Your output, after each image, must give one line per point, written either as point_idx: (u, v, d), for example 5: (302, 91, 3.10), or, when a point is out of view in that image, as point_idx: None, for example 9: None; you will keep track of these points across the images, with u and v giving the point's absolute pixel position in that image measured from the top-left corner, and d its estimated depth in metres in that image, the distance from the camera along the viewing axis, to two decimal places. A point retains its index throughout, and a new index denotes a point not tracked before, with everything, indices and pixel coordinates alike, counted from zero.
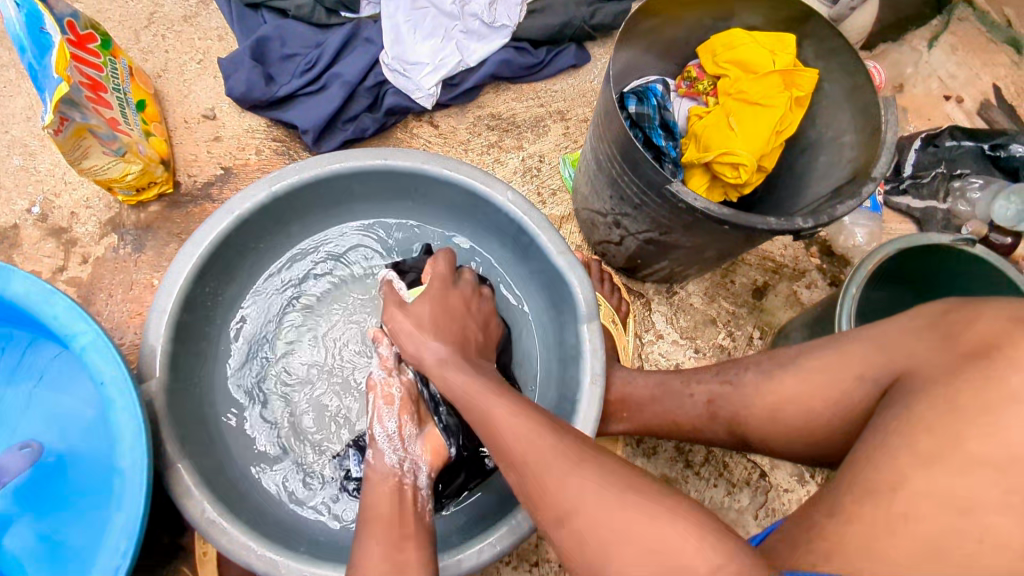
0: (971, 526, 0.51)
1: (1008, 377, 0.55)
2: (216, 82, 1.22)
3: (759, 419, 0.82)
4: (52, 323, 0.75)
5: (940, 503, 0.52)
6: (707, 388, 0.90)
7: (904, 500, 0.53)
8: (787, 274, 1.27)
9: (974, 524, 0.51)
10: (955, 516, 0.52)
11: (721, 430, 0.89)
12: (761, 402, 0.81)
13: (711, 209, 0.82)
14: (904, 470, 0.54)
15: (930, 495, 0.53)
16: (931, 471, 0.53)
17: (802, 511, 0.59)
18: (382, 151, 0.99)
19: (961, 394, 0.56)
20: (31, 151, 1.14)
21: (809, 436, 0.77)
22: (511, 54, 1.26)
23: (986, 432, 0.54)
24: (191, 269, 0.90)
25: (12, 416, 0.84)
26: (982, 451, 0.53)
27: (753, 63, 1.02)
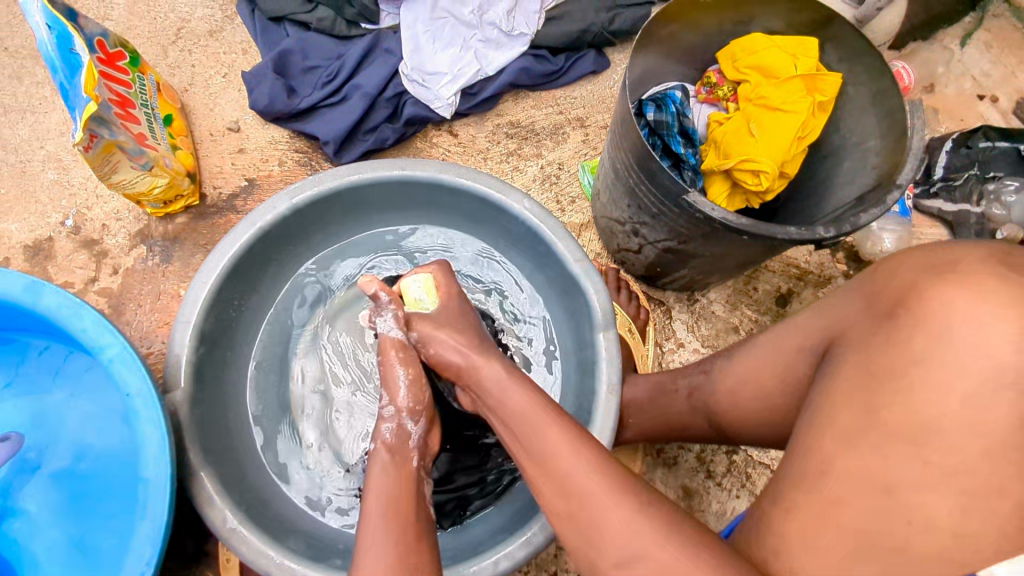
0: (898, 509, 0.47)
1: (912, 337, 0.51)
2: (240, 95, 1.24)
3: (725, 403, 0.79)
4: (80, 336, 0.78)
5: (863, 483, 0.49)
6: (687, 382, 0.88)
7: (833, 485, 0.50)
8: (812, 281, 1.25)
9: (900, 508, 0.47)
10: (877, 500, 0.48)
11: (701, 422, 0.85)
12: (727, 387, 0.78)
13: (729, 219, 0.81)
14: (827, 450, 0.52)
15: (858, 476, 0.49)
16: (855, 451, 0.50)
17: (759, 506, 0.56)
18: (399, 161, 0.99)
19: (874, 360, 0.53)
20: (65, 165, 1.17)
21: (770, 420, 0.75)
22: (530, 62, 1.26)
23: (899, 403, 0.50)
24: (215, 279, 0.92)
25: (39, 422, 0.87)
26: (901, 423, 0.49)
27: (774, 68, 1.00)
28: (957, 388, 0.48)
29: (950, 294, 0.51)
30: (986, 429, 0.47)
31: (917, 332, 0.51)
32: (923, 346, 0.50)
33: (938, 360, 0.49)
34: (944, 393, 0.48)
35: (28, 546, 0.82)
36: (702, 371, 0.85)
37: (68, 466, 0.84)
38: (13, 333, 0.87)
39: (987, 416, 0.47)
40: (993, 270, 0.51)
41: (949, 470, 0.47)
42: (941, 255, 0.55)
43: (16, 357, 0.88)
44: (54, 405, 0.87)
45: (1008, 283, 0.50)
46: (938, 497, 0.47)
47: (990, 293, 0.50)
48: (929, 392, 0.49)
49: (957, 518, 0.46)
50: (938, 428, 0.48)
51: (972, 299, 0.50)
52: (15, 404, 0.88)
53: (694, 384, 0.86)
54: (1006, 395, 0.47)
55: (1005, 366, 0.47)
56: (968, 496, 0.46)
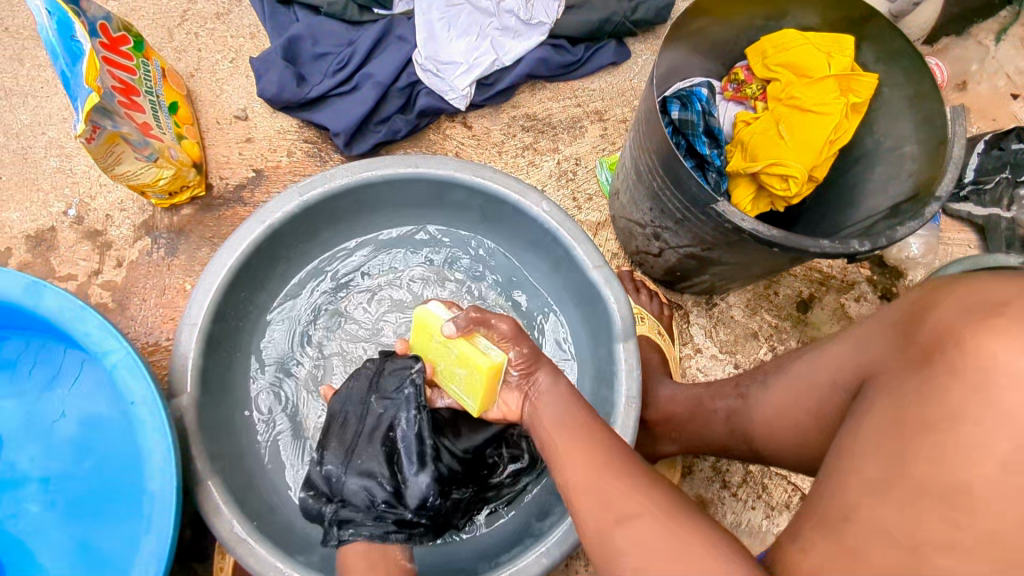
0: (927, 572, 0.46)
1: (950, 389, 0.50)
2: (248, 82, 1.20)
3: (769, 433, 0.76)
4: (85, 341, 0.75)
5: (884, 539, 0.48)
6: (725, 404, 0.88)
7: (881, 553, 0.48)
8: (835, 286, 1.21)
9: (925, 568, 0.46)
10: (902, 558, 0.47)
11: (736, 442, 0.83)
12: None
13: (759, 230, 0.78)
14: (852, 500, 0.51)
15: (898, 543, 0.47)
16: (887, 507, 0.49)
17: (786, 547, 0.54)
18: (414, 158, 0.96)
19: (918, 410, 0.51)
20: (68, 153, 1.14)
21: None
22: (548, 52, 1.21)
23: (933, 451, 0.48)
24: (221, 280, 0.89)
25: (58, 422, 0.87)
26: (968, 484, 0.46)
27: (807, 68, 0.96)
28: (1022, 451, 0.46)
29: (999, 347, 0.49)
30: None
31: (954, 383, 0.50)
32: (960, 396, 0.49)
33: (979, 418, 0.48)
34: (986, 452, 0.47)
35: (42, 551, 0.83)
36: (739, 395, 0.86)
37: (81, 471, 0.85)
38: (24, 337, 0.87)
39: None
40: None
41: (987, 535, 0.46)
42: (982, 295, 0.54)
43: (26, 360, 0.88)
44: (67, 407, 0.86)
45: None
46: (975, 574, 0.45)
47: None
48: (966, 451, 0.47)
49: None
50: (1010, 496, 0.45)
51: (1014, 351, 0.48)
52: (27, 408, 0.88)
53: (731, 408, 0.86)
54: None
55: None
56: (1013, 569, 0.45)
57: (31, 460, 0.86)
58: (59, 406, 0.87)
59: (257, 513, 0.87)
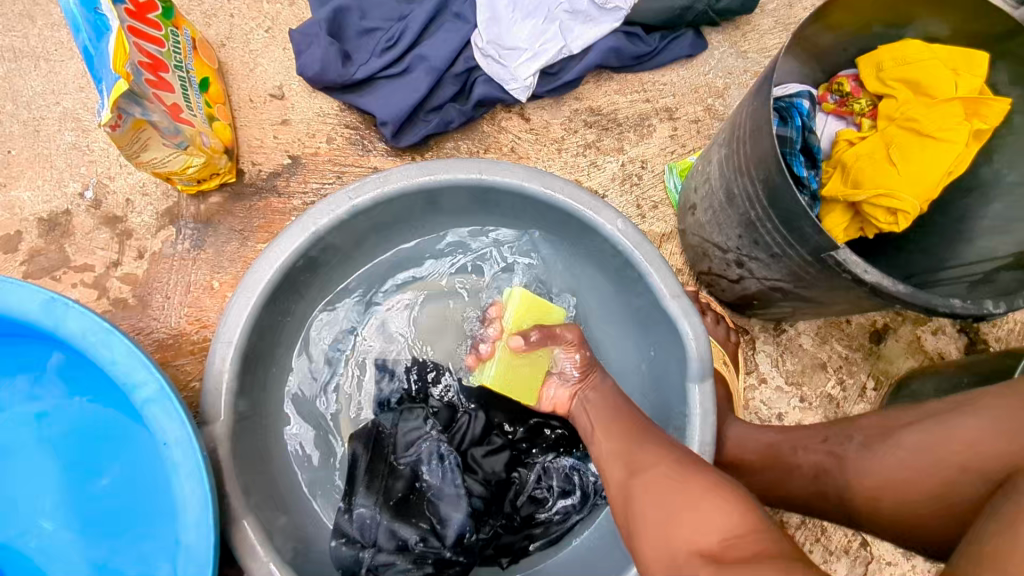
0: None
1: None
2: (285, 56, 1.08)
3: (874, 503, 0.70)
4: (109, 368, 0.66)
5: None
6: (816, 458, 0.81)
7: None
8: (912, 316, 1.12)
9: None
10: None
11: None
12: None
13: (885, 285, 0.68)
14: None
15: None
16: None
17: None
18: (477, 163, 0.85)
19: None
20: (85, 126, 1.03)
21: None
22: (621, 41, 1.09)
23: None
24: (260, 294, 0.80)
25: (68, 435, 0.77)
26: None
27: (931, 86, 0.84)
28: None
29: None
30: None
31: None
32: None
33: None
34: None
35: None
36: (834, 454, 0.79)
37: (100, 497, 0.76)
38: (25, 343, 0.76)
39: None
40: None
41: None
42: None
43: (30, 367, 0.77)
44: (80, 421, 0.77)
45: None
46: None
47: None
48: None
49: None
50: None
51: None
52: (35, 421, 0.78)
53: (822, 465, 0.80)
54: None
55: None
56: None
57: (40, 480, 0.77)
58: (72, 420, 0.77)
59: (293, 548, 0.80)
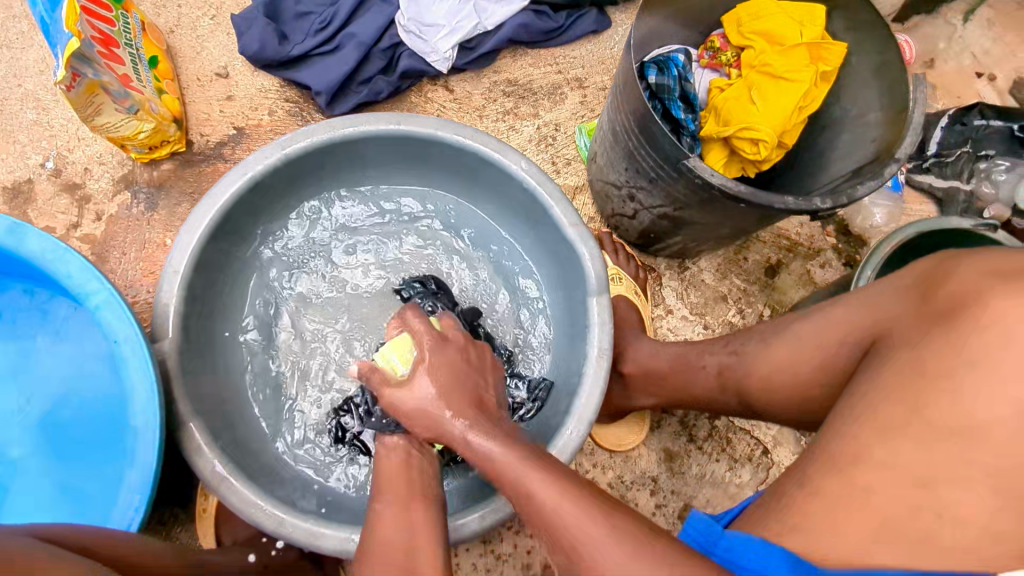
0: (932, 502, 0.50)
1: (972, 339, 0.53)
2: (229, 40, 1.20)
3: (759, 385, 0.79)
4: (65, 281, 0.76)
5: (899, 476, 0.51)
6: (716, 360, 0.88)
7: (864, 473, 0.52)
8: (802, 253, 1.26)
9: (932, 500, 0.50)
10: (911, 490, 0.51)
11: (731, 401, 0.86)
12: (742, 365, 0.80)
13: (729, 186, 0.82)
14: (862, 441, 0.54)
15: (891, 466, 0.52)
16: (893, 443, 0.52)
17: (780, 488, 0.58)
18: (395, 115, 0.97)
19: (924, 362, 0.55)
20: (45, 105, 1.13)
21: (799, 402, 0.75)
22: (530, 18, 1.23)
23: (948, 395, 0.52)
24: (204, 231, 0.90)
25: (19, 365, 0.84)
26: (937, 417, 0.52)
27: (780, 35, 0.99)
28: (1005, 399, 0.51)
29: (991, 296, 0.54)
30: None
31: (977, 334, 0.53)
32: (978, 347, 0.53)
33: (991, 361, 0.52)
34: (996, 396, 0.51)
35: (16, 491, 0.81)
36: (732, 352, 0.85)
37: (50, 412, 0.83)
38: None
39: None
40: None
41: (990, 470, 0.50)
42: (1007, 262, 0.57)
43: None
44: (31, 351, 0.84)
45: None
46: (964, 491, 0.50)
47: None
48: (980, 392, 0.51)
49: (988, 515, 0.50)
50: (964, 426, 0.51)
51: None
52: None
53: (723, 364, 0.86)
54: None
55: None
56: (1005, 496, 0.50)
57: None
58: (22, 350, 0.84)
59: (241, 456, 0.89)
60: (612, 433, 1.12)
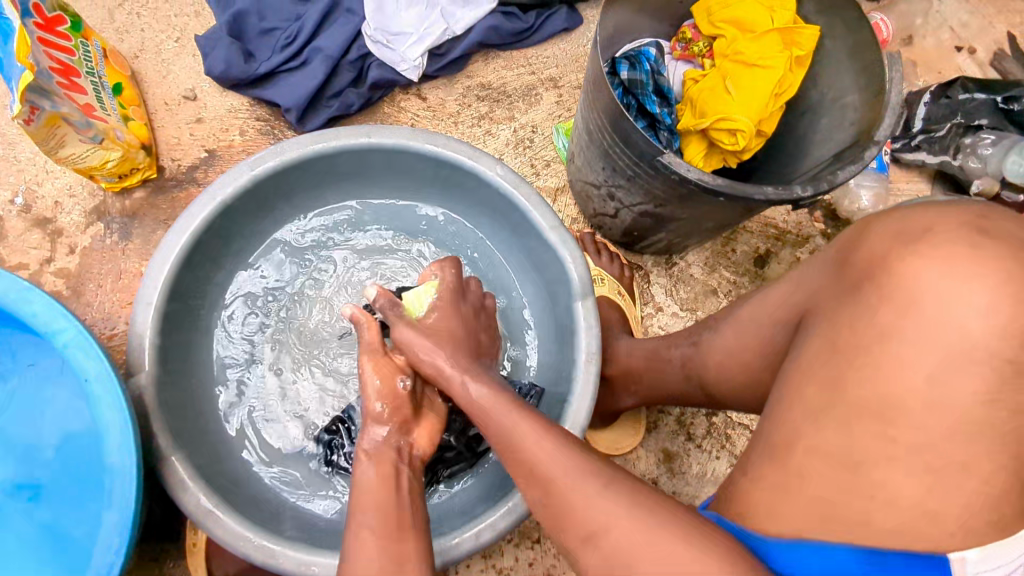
0: (863, 484, 0.49)
1: (879, 310, 0.52)
2: (195, 61, 1.18)
3: (715, 374, 0.79)
4: (30, 321, 0.74)
5: (830, 460, 0.51)
6: (680, 351, 0.87)
7: (800, 458, 0.52)
8: (790, 241, 1.24)
9: (863, 482, 0.49)
10: (841, 474, 0.50)
11: (699, 394, 0.85)
12: (713, 359, 0.79)
13: (705, 179, 0.80)
14: (795, 425, 0.54)
15: (823, 452, 0.51)
16: (820, 425, 0.52)
17: (734, 481, 0.57)
18: (364, 128, 0.95)
19: (843, 335, 0.54)
20: (11, 140, 1.11)
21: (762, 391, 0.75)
22: (499, 20, 1.21)
23: (864, 372, 0.51)
24: (175, 259, 0.88)
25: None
26: (859, 396, 0.51)
27: (751, 23, 0.98)
28: (924, 365, 0.49)
29: (917, 266, 0.51)
30: (951, 408, 0.48)
31: (883, 305, 0.52)
32: (888, 318, 0.51)
33: (903, 332, 0.50)
34: (909, 366, 0.49)
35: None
36: (692, 343, 0.85)
37: (28, 454, 0.81)
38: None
39: (946, 397, 0.49)
40: (964, 237, 0.52)
41: (915, 447, 0.49)
42: (913, 221, 0.55)
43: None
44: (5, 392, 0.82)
45: (978, 251, 0.51)
46: (903, 475, 0.49)
47: (957, 264, 0.50)
48: (895, 365, 0.50)
49: (922, 494, 0.48)
50: (896, 403, 0.49)
51: (939, 271, 0.51)
52: None
53: (686, 355, 0.85)
54: (976, 367, 0.48)
55: (972, 341, 0.49)
56: (934, 474, 0.48)
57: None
58: None
59: (225, 487, 0.87)
60: (608, 438, 1.10)
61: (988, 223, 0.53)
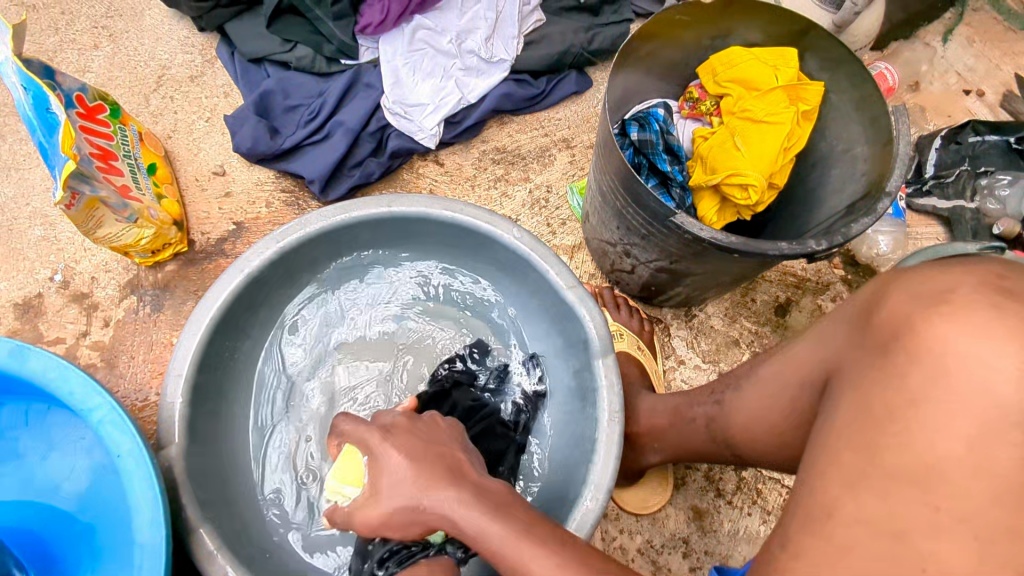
0: (910, 555, 0.46)
1: (909, 374, 0.50)
2: (224, 138, 1.24)
3: (742, 435, 0.77)
4: (68, 399, 0.77)
5: (872, 529, 0.47)
6: (703, 410, 0.85)
7: (841, 530, 0.48)
8: (810, 288, 1.23)
9: (911, 554, 0.46)
10: (883, 544, 0.46)
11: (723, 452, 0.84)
12: (736, 421, 0.78)
13: (718, 238, 0.80)
14: (830, 494, 0.50)
15: (864, 522, 0.47)
16: (858, 493, 0.48)
17: (765, 547, 0.53)
18: (385, 198, 0.99)
19: (875, 397, 0.51)
20: (51, 221, 1.17)
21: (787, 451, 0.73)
22: (511, 87, 1.26)
23: (902, 439, 0.48)
24: (204, 331, 0.91)
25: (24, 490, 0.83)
26: (896, 464, 0.47)
27: (755, 81, 1.00)
28: (960, 430, 0.46)
29: (945, 328, 0.50)
30: (996, 469, 0.45)
31: (914, 368, 0.50)
32: (918, 382, 0.49)
33: (937, 398, 0.47)
34: (945, 432, 0.46)
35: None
36: (715, 402, 0.83)
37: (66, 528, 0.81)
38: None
39: (992, 459, 0.45)
40: (991, 299, 0.50)
41: (961, 516, 0.45)
42: (932, 282, 0.54)
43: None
44: (42, 471, 0.84)
45: (1004, 312, 0.49)
46: (951, 547, 0.45)
47: (985, 326, 0.49)
48: (928, 432, 0.47)
49: (972, 565, 0.44)
50: (930, 469, 0.46)
51: (968, 336, 0.49)
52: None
53: (709, 414, 0.84)
54: (1010, 432, 0.46)
55: (1006, 404, 0.46)
56: (983, 543, 0.45)
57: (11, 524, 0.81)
58: (33, 475, 0.84)
59: (253, 556, 0.88)
60: (636, 495, 1.08)
61: (1009, 281, 0.52)
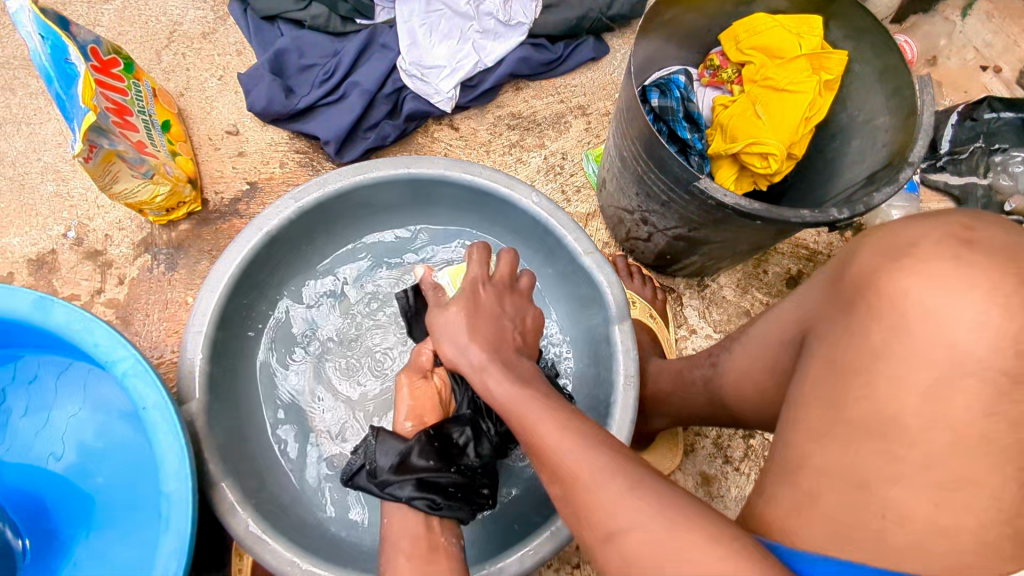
0: (872, 502, 0.47)
1: (871, 329, 0.50)
2: (237, 97, 1.23)
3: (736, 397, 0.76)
4: (93, 350, 0.77)
5: (837, 479, 0.49)
6: (701, 374, 0.85)
7: (810, 478, 0.50)
8: (822, 262, 1.24)
9: (873, 501, 0.47)
10: (850, 493, 0.48)
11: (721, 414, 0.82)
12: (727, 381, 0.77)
13: (742, 204, 0.81)
14: (800, 448, 0.52)
15: (830, 472, 0.49)
16: (823, 444, 0.50)
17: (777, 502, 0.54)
18: (403, 159, 0.99)
19: (841, 354, 0.52)
20: (64, 177, 1.16)
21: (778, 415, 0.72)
22: (529, 51, 1.25)
23: (863, 393, 0.49)
24: (223, 288, 0.91)
25: (42, 437, 0.84)
26: (859, 416, 0.49)
27: (777, 48, 0.99)
28: (917, 383, 0.48)
29: (906, 282, 0.50)
30: (950, 420, 0.47)
31: (875, 323, 0.50)
32: (881, 336, 0.49)
33: (892, 351, 0.49)
34: (900, 385, 0.48)
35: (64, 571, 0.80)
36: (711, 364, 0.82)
37: (83, 476, 0.83)
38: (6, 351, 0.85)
39: (948, 407, 0.47)
40: (947, 250, 0.50)
41: (919, 464, 0.47)
42: (900, 237, 0.53)
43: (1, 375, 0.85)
44: (60, 419, 0.85)
45: (962, 263, 0.49)
46: (909, 493, 0.47)
47: (940, 278, 0.49)
48: (888, 385, 0.48)
49: (931, 510, 0.46)
50: (893, 422, 0.48)
51: (927, 289, 0.49)
52: (18, 428, 0.85)
53: (706, 376, 0.83)
54: (968, 380, 0.47)
55: (968, 353, 0.47)
56: (941, 490, 0.46)
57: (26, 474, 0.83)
58: (50, 423, 0.85)
59: (272, 511, 0.89)
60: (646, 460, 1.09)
61: (974, 233, 0.51)
